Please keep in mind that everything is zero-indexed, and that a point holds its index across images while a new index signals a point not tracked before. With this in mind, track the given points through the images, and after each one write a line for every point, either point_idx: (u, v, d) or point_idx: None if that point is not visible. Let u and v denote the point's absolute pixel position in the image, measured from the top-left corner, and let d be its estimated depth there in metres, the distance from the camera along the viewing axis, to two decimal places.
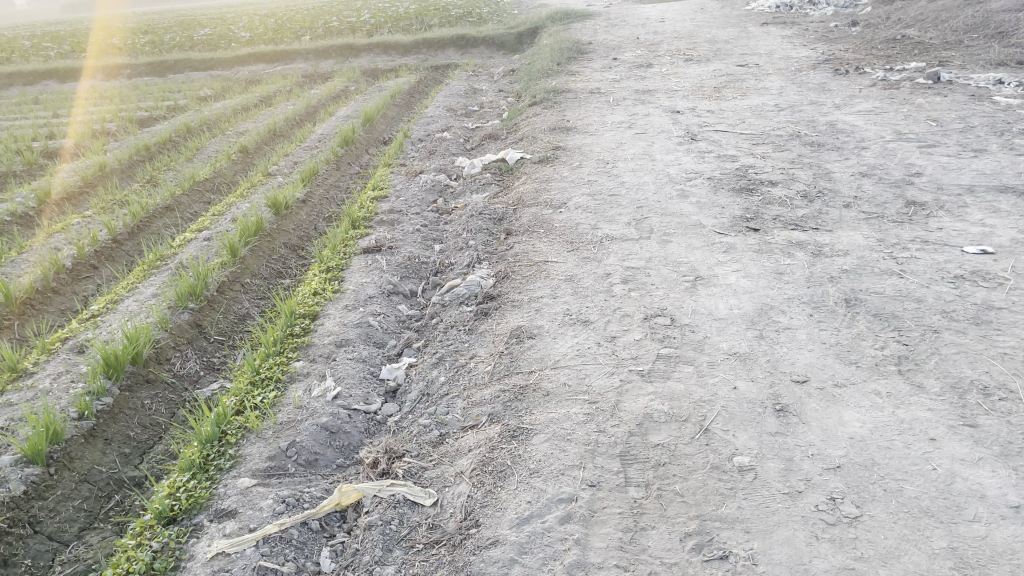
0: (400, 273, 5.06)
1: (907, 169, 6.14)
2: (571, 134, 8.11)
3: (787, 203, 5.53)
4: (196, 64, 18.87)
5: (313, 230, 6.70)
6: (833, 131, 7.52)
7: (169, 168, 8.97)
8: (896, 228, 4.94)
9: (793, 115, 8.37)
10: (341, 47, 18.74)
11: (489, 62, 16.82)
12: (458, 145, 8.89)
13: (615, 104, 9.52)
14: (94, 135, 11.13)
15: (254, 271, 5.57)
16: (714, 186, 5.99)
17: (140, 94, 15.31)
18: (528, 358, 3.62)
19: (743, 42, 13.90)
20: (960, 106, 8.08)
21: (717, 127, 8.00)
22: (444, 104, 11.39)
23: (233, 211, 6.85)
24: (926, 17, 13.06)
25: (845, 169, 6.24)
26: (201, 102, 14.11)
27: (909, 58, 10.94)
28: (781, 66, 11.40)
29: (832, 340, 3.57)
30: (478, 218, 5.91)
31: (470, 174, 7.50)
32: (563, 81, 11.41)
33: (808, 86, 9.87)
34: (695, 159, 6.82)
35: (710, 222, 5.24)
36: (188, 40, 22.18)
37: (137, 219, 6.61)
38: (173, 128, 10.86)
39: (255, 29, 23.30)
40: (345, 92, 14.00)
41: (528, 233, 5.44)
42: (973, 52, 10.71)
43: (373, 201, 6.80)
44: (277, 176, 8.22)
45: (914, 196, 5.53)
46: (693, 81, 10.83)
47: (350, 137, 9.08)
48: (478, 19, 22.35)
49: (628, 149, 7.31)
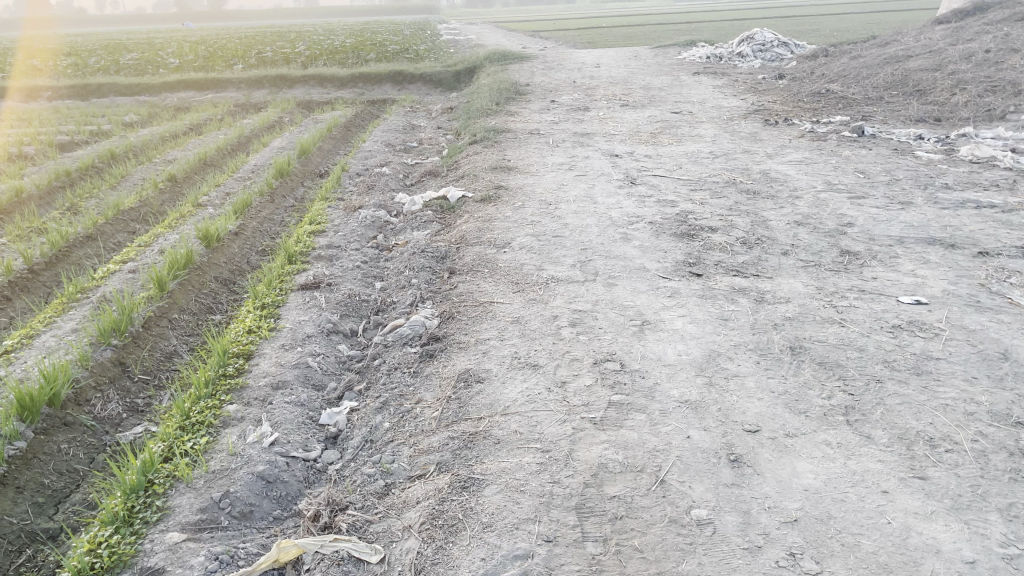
0: (339, 311, 4.89)
1: (840, 219, 6.33)
2: (512, 173, 8.11)
3: (727, 248, 5.61)
4: (121, 88, 18.33)
5: (246, 264, 6.47)
6: (767, 179, 7.73)
7: (92, 195, 8.59)
8: (833, 276, 5.05)
9: (727, 162, 8.59)
10: (276, 77, 18.48)
11: (426, 99, 16.84)
12: (397, 180, 8.77)
13: (555, 146, 9.59)
14: (10, 158, 10.62)
15: (182, 306, 5.32)
16: (656, 230, 6.04)
17: (61, 117, 14.75)
18: (477, 404, 3.51)
19: (676, 90, 14.27)
20: (885, 160, 8.42)
21: (655, 172, 8.12)
22: (382, 139, 11.28)
23: (161, 242, 6.56)
24: (848, 73, 13.69)
25: (780, 216, 6.39)
26: (127, 128, 13.66)
27: (834, 112, 11.40)
28: (714, 115, 11.75)
29: (780, 388, 3.58)
30: (421, 256, 5.80)
31: (410, 211, 7.39)
32: (502, 120, 11.48)
33: (740, 135, 10.15)
34: (636, 202, 6.88)
35: (654, 266, 5.27)
36: (115, 64, 21.57)
37: (56, 249, 6.27)
38: (96, 154, 10.45)
39: (186, 56, 22.84)
40: (279, 122, 13.76)
41: (472, 273, 5.35)
42: (894, 108, 11.23)
43: (310, 236, 6.62)
44: (207, 207, 7.94)
45: (847, 245, 5.69)
46: (630, 125, 11.02)
47: (285, 169, 8.88)
48: (415, 56, 22.39)
49: (570, 190, 7.35)
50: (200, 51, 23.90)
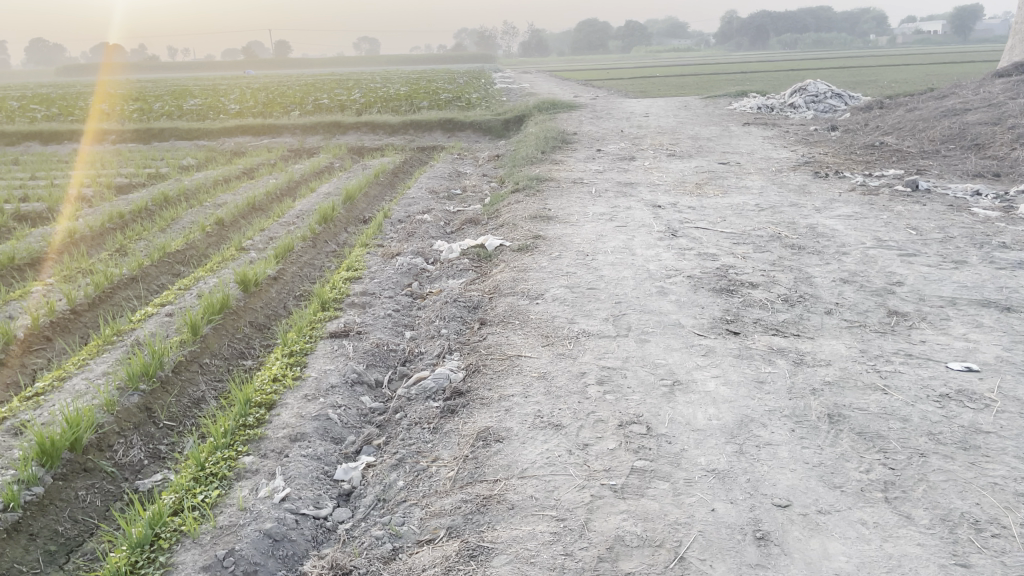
0: (366, 360, 4.84)
1: (888, 277, 6.09)
2: (552, 223, 8.06)
3: (767, 306, 5.43)
4: (182, 133, 18.97)
5: (282, 309, 6.50)
6: (814, 234, 7.52)
7: (141, 237, 8.80)
8: (878, 338, 4.83)
9: (773, 215, 8.41)
10: (329, 124, 18.92)
11: (475, 147, 17.01)
12: (438, 228, 8.79)
13: (598, 195, 9.53)
14: (69, 199, 11.00)
15: (214, 350, 5.34)
16: (694, 285, 5.89)
17: (122, 160, 15.29)
18: (494, 465, 3.39)
19: (725, 140, 14.16)
20: (939, 216, 8.14)
21: (698, 224, 7.98)
22: (427, 186, 11.38)
23: (200, 286, 6.64)
24: (903, 126, 13.41)
25: (825, 273, 6.19)
26: (183, 171, 14.07)
27: (888, 165, 11.14)
28: (762, 166, 11.58)
29: (815, 459, 3.38)
30: (453, 306, 5.75)
31: (448, 258, 7.37)
32: (547, 169, 11.49)
33: (788, 187, 9.97)
34: (676, 255, 6.74)
35: (689, 322, 5.12)
36: (178, 109, 22.39)
37: (99, 290, 6.39)
38: (150, 196, 10.74)
39: (246, 102, 23.60)
40: (329, 168, 14.01)
41: (502, 325, 5.27)
42: (950, 162, 10.92)
43: (347, 282, 6.63)
44: (250, 251, 8.04)
45: (895, 305, 5.46)
46: (675, 176, 10.92)
47: (329, 215, 8.98)
48: (467, 104, 22.73)
49: (609, 241, 7.25)
50: (260, 97, 24.67)
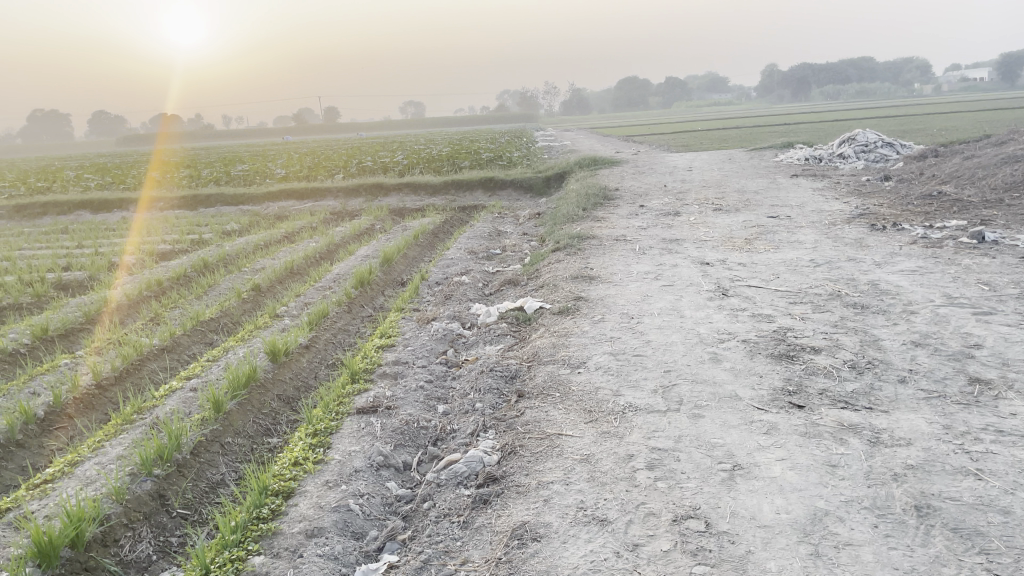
0: (393, 440, 4.47)
1: (964, 339, 5.57)
2: (594, 283, 7.69)
3: (832, 374, 4.94)
4: (227, 198, 19.21)
5: (313, 380, 6.20)
6: (876, 291, 7.02)
7: (176, 305, 8.67)
8: (961, 412, 4.30)
9: (830, 271, 7.92)
10: (371, 186, 18.99)
11: (516, 204, 16.83)
12: (476, 289, 8.48)
13: (642, 253, 9.15)
14: (111, 267, 11.00)
15: (237, 428, 5.05)
16: (750, 350, 5.43)
17: (167, 227, 15.43)
18: (531, 572, 2.97)
19: (774, 193, 13.71)
20: (1013, 269, 7.58)
21: (749, 282, 7.52)
22: (466, 246, 11.15)
23: (229, 357, 6.41)
24: (961, 175, 12.84)
25: (894, 335, 5.69)
26: (225, 236, 14.11)
27: (949, 215, 10.59)
28: (814, 219, 11.11)
29: (905, 564, 2.89)
30: (489, 376, 5.38)
31: (485, 322, 7.03)
32: (589, 226, 11.18)
33: (844, 241, 9.48)
34: (728, 317, 6.30)
35: (748, 394, 4.65)
36: (224, 175, 22.76)
37: (127, 363, 6.18)
38: (190, 263, 10.69)
39: (292, 167, 23.95)
40: (370, 229, 13.94)
41: (542, 398, 4.88)
42: (1017, 211, 10.33)
43: (379, 350, 6.33)
44: (284, 318, 7.84)
45: (976, 371, 4.93)
46: (723, 231, 10.51)
47: (365, 278, 8.77)
48: (509, 162, 22.71)
49: (655, 302, 6.84)
50: (305, 162, 25.02)
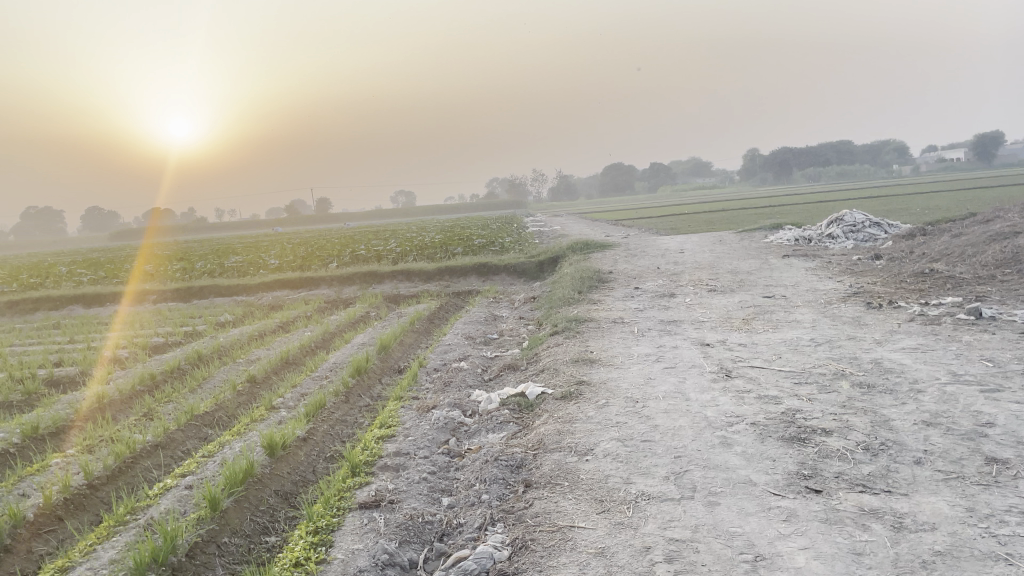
0: (398, 536, 4.31)
1: (976, 417, 5.48)
2: (596, 366, 7.61)
3: (847, 457, 4.83)
4: (221, 289, 19.20)
5: (311, 474, 6.03)
6: (880, 370, 6.97)
7: (170, 399, 8.52)
8: (982, 493, 4.18)
9: (832, 351, 7.87)
10: (366, 274, 19.05)
11: (511, 289, 16.87)
12: (475, 376, 8.38)
13: (641, 335, 9.11)
14: (103, 362, 10.85)
15: (234, 527, 4.87)
16: (760, 433, 5.32)
17: (160, 319, 15.35)
18: None
19: (767, 273, 13.81)
20: (1014, 345, 7.56)
21: (752, 363, 7.46)
22: (463, 331, 11.10)
23: (224, 452, 6.24)
24: (951, 252, 12.99)
25: (904, 415, 5.60)
26: (219, 327, 14.02)
27: (943, 292, 10.65)
28: (810, 298, 11.13)
29: None
30: (494, 466, 5.24)
31: (487, 409, 6.91)
32: (586, 309, 11.18)
33: (842, 319, 9.49)
34: (733, 399, 6.21)
35: (762, 479, 4.52)
36: (218, 267, 22.82)
37: (120, 461, 6.01)
38: (184, 355, 10.57)
39: (285, 257, 24.08)
40: (364, 317, 13.90)
41: (550, 488, 4.74)
42: (1010, 287, 10.41)
43: (379, 441, 6.18)
44: (280, 409, 7.69)
45: (992, 450, 4.83)
46: (720, 312, 10.52)
47: (362, 367, 8.67)
48: (501, 248, 22.91)
49: (658, 385, 6.76)
50: (299, 252, 25.17)
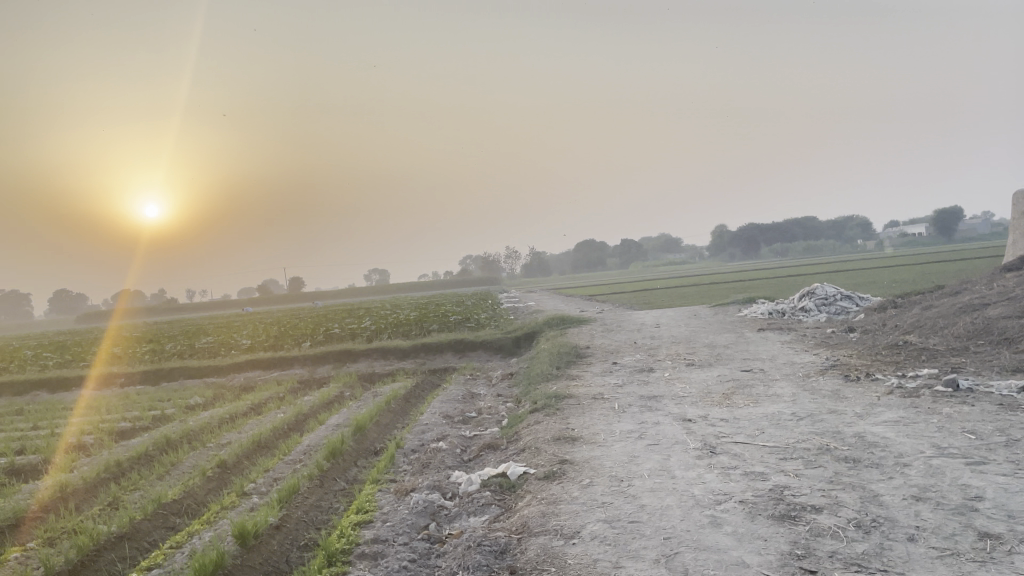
0: None
1: (964, 491, 5.42)
2: (578, 444, 7.48)
3: (839, 535, 4.71)
4: (191, 371, 18.84)
5: (285, 564, 5.77)
6: (864, 443, 6.92)
7: (137, 487, 8.20)
8: (979, 571, 4.08)
9: (814, 424, 7.82)
10: (340, 352, 18.83)
11: (487, 366, 16.75)
12: (454, 455, 8.19)
13: (622, 411, 9.01)
14: (67, 448, 10.48)
15: None
16: (749, 512, 5.20)
17: (128, 403, 14.97)
18: None
19: (743, 347, 13.86)
20: (994, 416, 7.58)
21: (736, 438, 7.38)
22: (441, 409, 10.92)
23: (192, 542, 5.98)
24: (923, 324, 13.14)
25: (892, 490, 5.52)
26: (189, 410, 13.69)
27: (919, 364, 10.73)
28: (787, 372, 11.14)
29: None
30: (477, 552, 5.05)
31: (468, 491, 6.72)
32: (565, 385, 11.08)
33: (821, 392, 9.49)
34: (720, 476, 6.10)
35: (755, 560, 4.39)
36: (189, 348, 22.46)
37: (81, 555, 5.72)
38: (152, 440, 10.25)
39: (258, 336, 23.79)
40: (339, 396, 13.65)
41: (536, 574, 4.56)
42: (984, 357, 10.52)
43: (356, 527, 5.95)
44: (252, 495, 7.43)
45: (984, 525, 4.76)
46: (699, 386, 10.48)
47: (338, 448, 8.45)
48: (477, 324, 22.84)
49: (643, 462, 6.64)
50: (272, 331, 24.91)
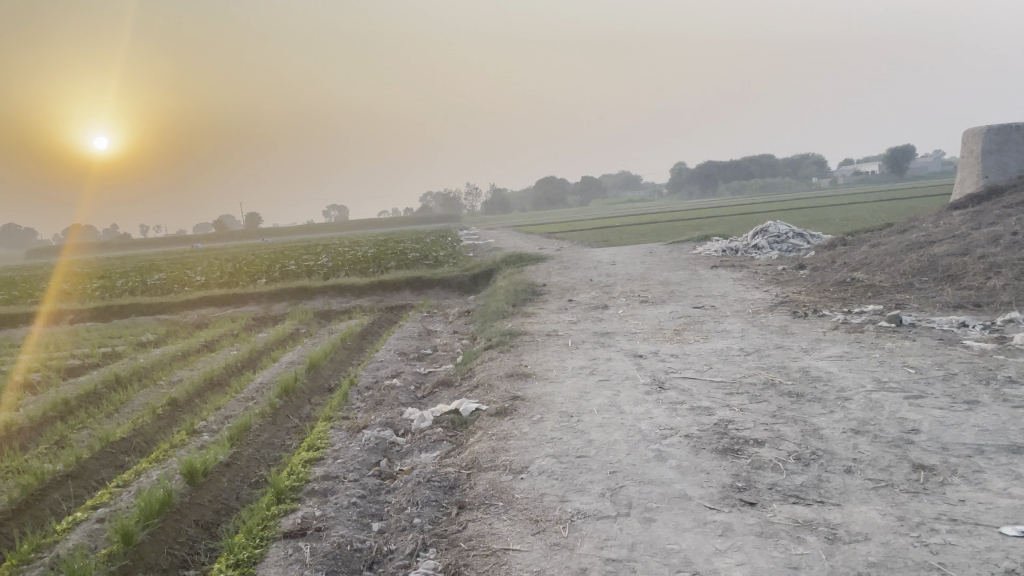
0: (325, 566, 4.12)
1: (901, 424, 5.59)
2: (530, 380, 7.53)
3: (779, 468, 4.84)
4: (142, 308, 18.47)
5: (235, 502, 5.76)
6: (809, 378, 7.08)
7: (84, 425, 8.08)
8: (911, 502, 4.23)
9: (761, 360, 7.97)
10: (295, 290, 18.60)
11: (444, 303, 16.72)
12: (407, 392, 8.19)
13: (575, 348, 9.08)
14: (13, 387, 10.25)
15: (149, 563, 4.61)
16: (694, 446, 5.30)
17: (76, 340, 14.66)
18: None
19: (696, 284, 14.00)
20: (934, 351, 7.79)
21: (684, 374, 7.49)
22: (395, 347, 10.89)
23: (140, 481, 5.92)
24: (871, 261, 13.40)
25: (832, 423, 5.67)
26: (139, 347, 13.46)
27: (865, 301, 10.96)
28: (739, 308, 11.31)
29: None
30: (426, 487, 5.08)
31: (419, 427, 6.73)
32: (520, 322, 11.11)
33: (770, 328, 9.66)
34: (668, 411, 6.19)
35: (697, 493, 4.49)
36: (140, 284, 22.00)
37: (26, 495, 5.64)
38: (100, 378, 10.07)
39: (211, 273, 23.38)
40: (294, 334, 13.54)
41: (484, 509, 4.62)
42: (928, 294, 10.77)
43: (307, 464, 5.94)
44: (202, 433, 7.37)
45: (918, 457, 4.92)
46: (652, 323, 10.58)
47: (290, 386, 8.39)
48: (434, 261, 22.70)
49: (593, 398, 6.71)
50: (226, 267, 24.47)
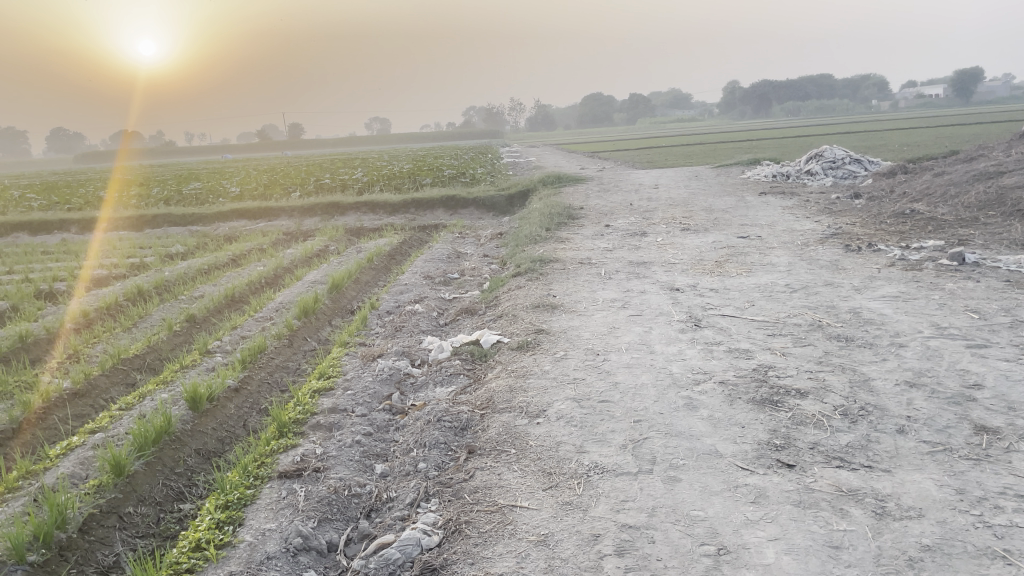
0: (318, 513, 3.81)
1: (963, 377, 5.05)
2: (557, 313, 7.09)
3: (823, 424, 4.37)
4: (176, 218, 18.32)
5: (240, 431, 5.50)
6: (859, 321, 6.50)
7: (100, 340, 7.91)
8: (973, 471, 3.74)
9: (808, 298, 7.39)
10: (328, 205, 18.23)
11: (478, 223, 16.23)
12: (429, 320, 7.83)
13: (608, 278, 8.58)
14: (36, 296, 10.15)
15: (142, 494, 4.39)
16: (729, 395, 4.84)
17: (107, 249, 14.55)
18: None
19: (742, 212, 13.24)
20: (1000, 294, 7.14)
21: (722, 311, 6.96)
22: (422, 270, 10.48)
23: (143, 405, 5.69)
24: (933, 192, 12.50)
25: (884, 374, 5.15)
26: (168, 259, 13.27)
27: (924, 235, 10.19)
28: (786, 239, 10.64)
29: None
30: (435, 428, 4.73)
31: (437, 359, 6.37)
32: (552, 248, 10.60)
33: (819, 263, 9.01)
34: (702, 353, 5.71)
35: (729, 450, 4.06)
36: (175, 194, 21.82)
37: (29, 414, 5.44)
38: (123, 290, 9.87)
39: (246, 185, 23.08)
40: (323, 251, 13.22)
41: (494, 456, 4.26)
42: (993, 230, 9.97)
43: (316, 395, 5.64)
44: (216, 353, 7.14)
45: (981, 417, 4.40)
46: (692, 253, 9.98)
47: (309, 307, 8.05)
48: (472, 180, 22.08)
49: (622, 335, 6.26)
50: (261, 179, 24.14)
